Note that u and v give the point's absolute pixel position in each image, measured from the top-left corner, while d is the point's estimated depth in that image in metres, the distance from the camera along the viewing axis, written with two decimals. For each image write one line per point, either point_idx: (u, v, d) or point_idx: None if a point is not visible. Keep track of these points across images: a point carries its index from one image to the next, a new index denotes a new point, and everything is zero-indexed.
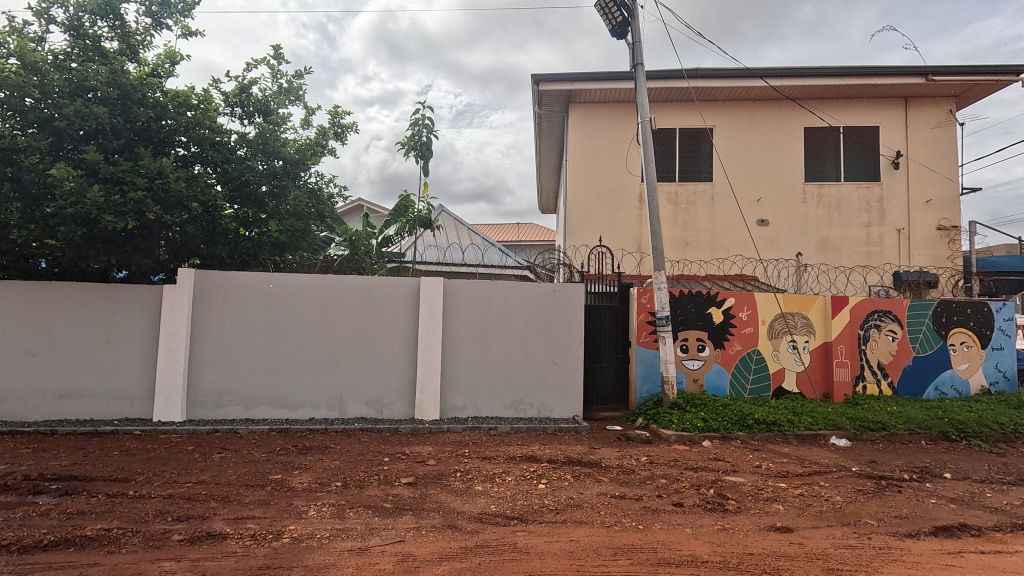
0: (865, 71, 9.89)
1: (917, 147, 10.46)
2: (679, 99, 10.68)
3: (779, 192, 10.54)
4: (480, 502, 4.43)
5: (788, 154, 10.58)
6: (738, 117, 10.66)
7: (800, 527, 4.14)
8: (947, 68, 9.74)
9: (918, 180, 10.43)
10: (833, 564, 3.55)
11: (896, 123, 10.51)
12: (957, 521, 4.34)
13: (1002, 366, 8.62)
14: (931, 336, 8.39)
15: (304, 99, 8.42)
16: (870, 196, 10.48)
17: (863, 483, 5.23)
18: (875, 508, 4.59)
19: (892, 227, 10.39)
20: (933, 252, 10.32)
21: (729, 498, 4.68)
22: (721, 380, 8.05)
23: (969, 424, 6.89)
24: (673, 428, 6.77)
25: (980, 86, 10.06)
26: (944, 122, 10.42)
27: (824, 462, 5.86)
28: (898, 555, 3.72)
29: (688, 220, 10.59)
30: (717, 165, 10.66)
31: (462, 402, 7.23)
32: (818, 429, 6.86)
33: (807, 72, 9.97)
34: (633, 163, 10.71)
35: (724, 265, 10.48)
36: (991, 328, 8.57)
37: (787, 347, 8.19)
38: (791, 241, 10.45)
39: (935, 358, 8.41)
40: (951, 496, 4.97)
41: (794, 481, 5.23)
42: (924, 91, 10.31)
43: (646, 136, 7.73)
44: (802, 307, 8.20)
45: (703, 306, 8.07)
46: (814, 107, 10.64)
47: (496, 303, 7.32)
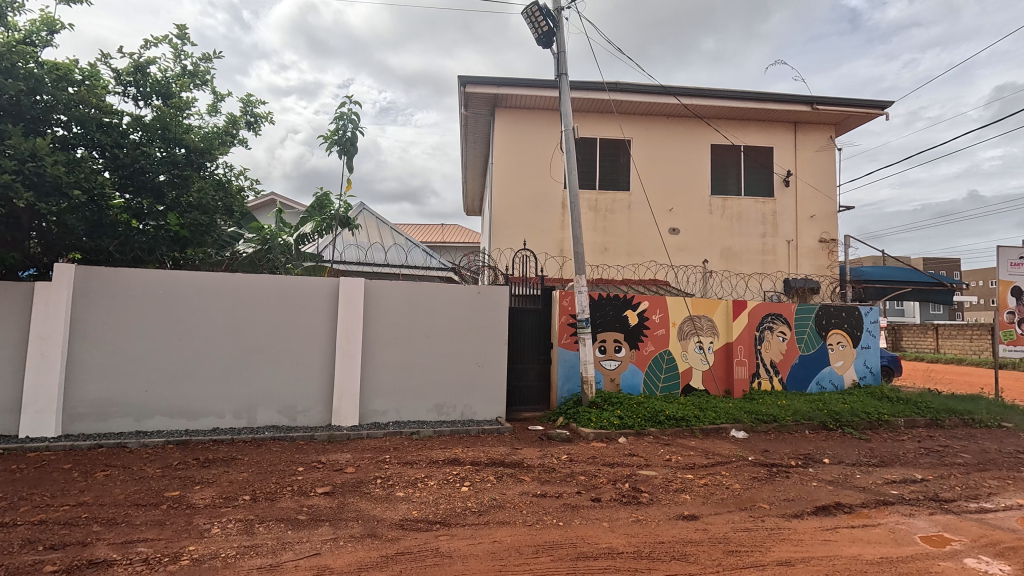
0: (761, 96, 10.90)
1: (804, 168, 11.69)
2: (600, 109, 11.14)
3: (688, 204, 11.33)
4: (402, 508, 4.33)
5: (696, 168, 11.40)
6: (653, 131, 11.34)
7: (704, 514, 4.47)
8: (829, 99, 10.99)
9: (805, 198, 11.66)
10: (732, 546, 3.87)
11: (787, 145, 11.69)
12: (833, 501, 4.90)
13: (869, 362, 9.86)
14: (814, 336, 9.41)
15: (213, 83, 7.81)
16: (765, 211, 11.55)
17: (758, 471, 5.76)
18: (767, 493, 5.06)
19: (784, 239, 11.53)
20: (816, 262, 11.59)
21: (642, 491, 4.94)
22: (636, 379, 8.49)
23: (843, 414, 7.81)
24: (592, 426, 7.03)
25: (854, 117, 11.46)
26: (825, 148, 11.76)
27: (725, 453, 6.36)
28: (785, 534, 4.13)
29: (607, 226, 11.08)
30: (634, 175, 11.25)
31: (383, 407, 7.03)
32: (720, 423, 7.43)
33: (715, 93, 10.79)
34: (556, 170, 11.01)
35: (639, 270, 11.03)
36: (861, 329, 9.77)
37: (694, 347, 8.80)
38: (698, 249, 11.26)
39: (817, 357, 9.44)
40: (829, 478, 5.60)
41: (699, 472, 5.64)
42: (809, 118, 11.56)
43: (569, 144, 7.94)
44: (707, 310, 8.88)
45: (620, 309, 8.46)
46: (719, 126, 11.55)
47: (420, 305, 7.20)
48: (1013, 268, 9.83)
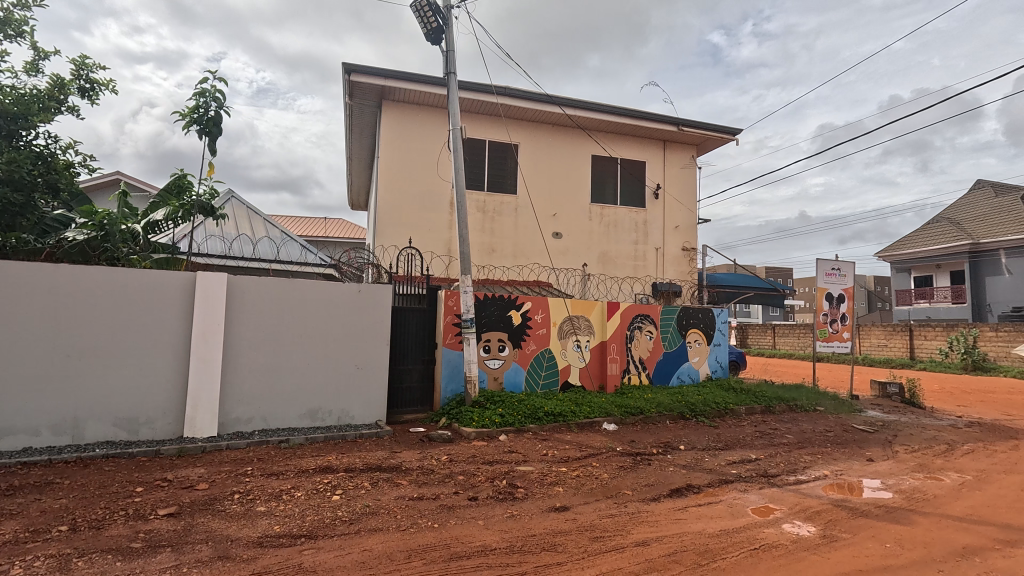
0: (636, 114, 11.84)
1: (670, 183, 12.91)
2: (489, 112, 11.28)
3: (570, 209, 11.92)
4: (262, 524, 3.99)
5: (578, 177, 12.03)
6: (539, 138, 11.76)
7: (574, 505, 4.72)
8: (692, 122, 12.27)
9: (671, 209, 12.86)
10: (597, 532, 4.13)
11: (657, 161, 12.82)
12: (685, 483, 5.46)
13: (719, 358, 11.14)
14: (675, 335, 10.43)
15: (32, 37, 6.56)
16: (638, 220, 12.55)
17: (624, 460, 6.22)
18: (631, 480, 5.49)
19: (653, 246, 12.62)
20: (679, 268, 12.86)
21: (518, 487, 5.08)
22: (518, 378, 8.73)
23: (698, 404, 8.74)
24: (473, 426, 7.07)
25: (711, 140, 12.91)
26: (688, 166, 13.10)
27: (596, 445, 6.78)
28: (644, 517, 4.51)
29: (494, 228, 11.25)
30: (521, 179, 11.57)
31: (247, 415, 6.41)
32: (594, 417, 7.90)
33: (596, 107, 11.49)
34: (444, 169, 10.93)
35: (523, 272, 11.38)
36: (714, 328, 11.01)
37: (572, 346, 9.27)
38: (578, 253, 11.90)
39: (678, 353, 10.46)
40: (683, 463, 6.23)
41: (573, 464, 5.94)
42: (676, 138, 12.80)
43: (456, 144, 7.92)
44: (584, 310, 9.40)
45: (504, 309, 8.63)
46: (600, 138, 12.32)
47: (292, 303, 6.70)
48: (827, 277, 11.75)
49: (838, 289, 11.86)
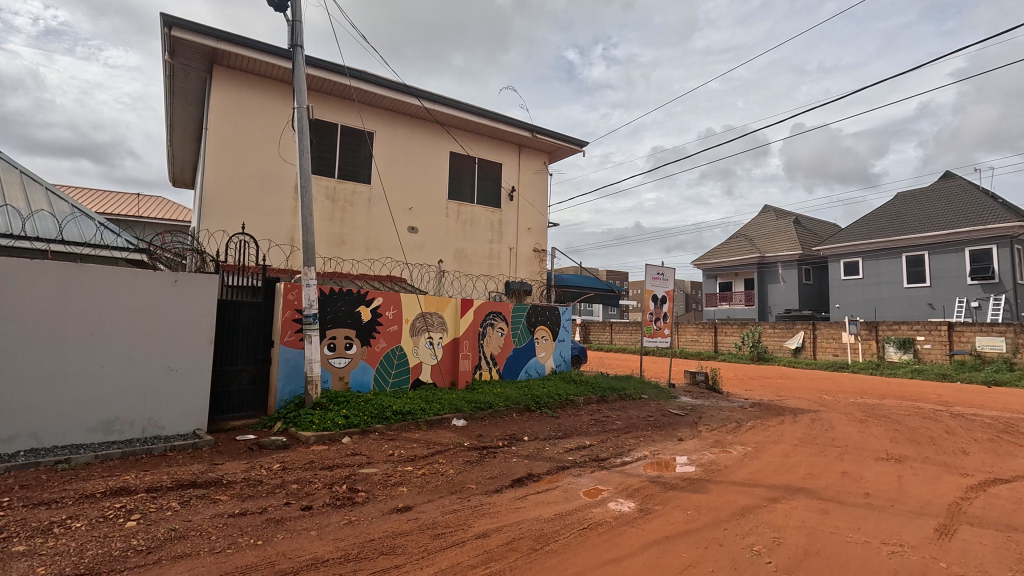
0: (494, 116, 12.14)
1: (524, 186, 13.50)
2: (342, 94, 10.60)
3: (427, 204, 11.76)
4: (20, 567, 3.19)
5: (435, 172, 11.92)
6: (396, 129, 11.40)
7: (417, 504, 4.64)
8: (545, 130, 12.99)
9: (525, 212, 13.45)
10: (438, 529, 4.10)
11: (513, 164, 13.30)
12: (527, 472, 5.72)
13: (563, 353, 11.95)
14: (525, 331, 10.92)
15: None
16: (493, 219, 12.87)
17: (470, 454, 6.31)
18: (476, 474, 5.59)
19: (507, 245, 13.06)
20: (530, 268, 13.50)
21: (359, 491, 4.83)
22: (366, 376, 8.34)
23: (542, 397, 9.26)
24: (313, 430, 6.55)
25: (562, 149, 13.82)
26: (540, 171, 13.83)
27: (444, 441, 6.77)
28: (486, 509, 4.61)
29: (345, 218, 10.61)
30: (375, 169, 11.08)
31: (8, 432, 5.10)
32: (444, 413, 7.88)
33: (455, 104, 11.51)
34: (288, 151, 10.01)
35: (374, 266, 10.93)
36: (559, 325, 11.77)
37: (424, 343, 9.14)
38: (434, 249, 11.80)
39: (526, 349, 10.97)
40: (526, 453, 6.53)
41: (419, 463, 5.85)
42: (530, 143, 13.43)
43: (301, 123, 7.27)
44: (438, 307, 9.34)
45: (352, 304, 8.18)
46: (458, 135, 12.36)
47: (80, 292, 5.52)
48: (654, 280, 13.33)
49: (661, 291, 13.53)
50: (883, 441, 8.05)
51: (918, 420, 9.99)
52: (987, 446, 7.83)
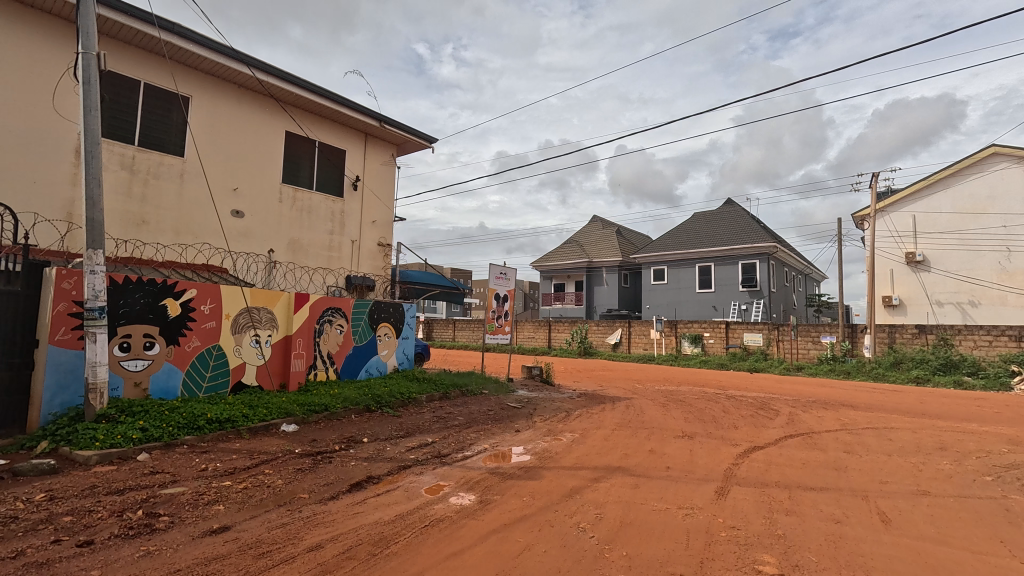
0: (338, 99, 11.40)
1: (370, 176, 12.91)
2: (147, 46, 8.92)
3: (256, 187, 10.52)
4: None
5: (267, 152, 10.73)
6: (220, 97, 9.99)
7: (238, 522, 4.12)
8: (393, 121, 12.62)
9: (369, 203, 12.85)
10: (263, 548, 3.70)
11: (358, 152, 12.63)
12: (366, 475, 5.48)
13: (406, 351, 11.71)
14: (366, 329, 10.46)
15: None
16: (334, 209, 12.05)
17: (302, 461, 5.81)
18: (308, 482, 5.17)
19: (348, 238, 12.34)
20: (373, 263, 12.96)
21: (161, 515, 4.11)
22: (173, 381, 7.15)
23: (384, 396, 8.95)
24: (96, 448, 5.38)
25: (410, 142, 13.58)
26: (387, 163, 13.38)
27: (271, 449, 6.12)
28: (320, 519, 4.29)
29: (147, 194, 8.94)
30: (190, 140, 9.55)
31: None
32: (271, 419, 7.12)
33: (293, 79, 10.52)
34: (67, 105, 8.09)
35: (186, 253, 9.40)
36: (403, 323, 11.52)
37: (249, 342, 8.16)
38: (263, 237, 10.60)
39: (367, 347, 10.50)
40: (365, 455, 6.25)
41: (239, 476, 5.19)
42: (377, 133, 12.91)
43: (89, 73, 5.93)
44: (266, 302, 8.42)
45: (155, 297, 6.94)
46: (296, 114, 11.30)
47: None
48: (497, 279, 13.86)
49: (503, 290, 14.12)
50: (679, 421, 9.54)
51: (703, 403, 12.06)
52: (749, 420, 9.80)
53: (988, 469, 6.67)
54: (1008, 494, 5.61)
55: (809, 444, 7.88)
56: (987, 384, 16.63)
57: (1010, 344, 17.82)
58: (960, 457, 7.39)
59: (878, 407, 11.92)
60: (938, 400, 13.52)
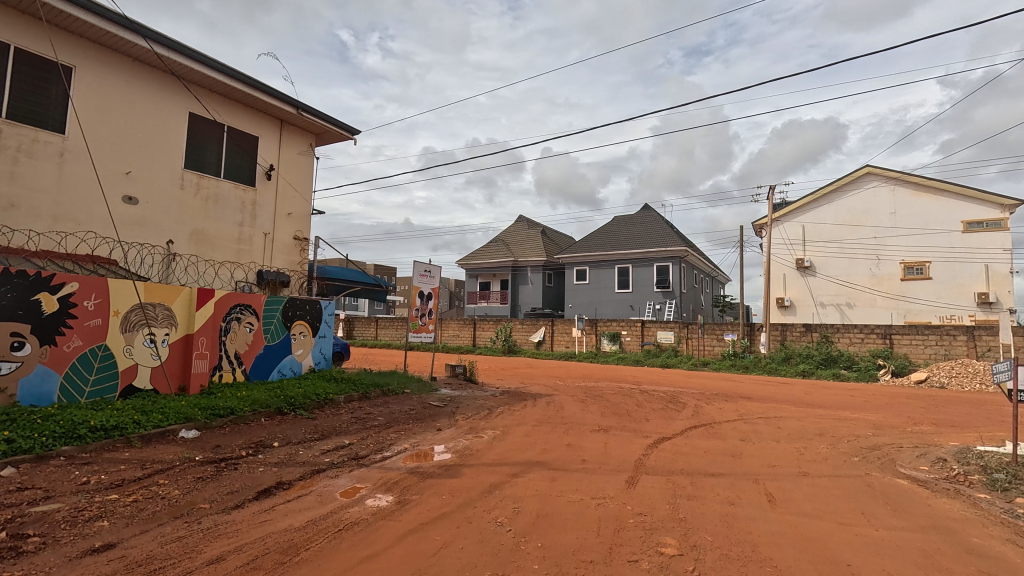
0: (251, 82, 10.70)
1: (285, 166, 12.22)
2: (20, 6, 7.85)
3: (153, 172, 9.61)
4: None
5: (168, 134, 9.84)
6: (110, 71, 9.01)
7: (125, 538, 3.77)
8: (312, 109, 12.07)
9: (284, 195, 12.17)
10: (155, 564, 3.41)
11: (273, 139, 11.91)
12: (276, 481, 5.22)
13: (324, 350, 11.21)
14: (279, 327, 9.90)
15: None
16: (245, 199, 11.28)
17: (203, 470, 5.40)
18: (210, 491, 4.82)
19: (260, 230, 11.60)
20: (288, 257, 12.28)
21: (30, 536, 3.66)
22: (47, 386, 6.39)
23: (297, 398, 8.53)
24: None
25: (331, 133, 13.05)
26: (305, 152, 12.75)
27: (167, 458, 5.63)
28: (222, 529, 4.03)
29: (17, 174, 7.87)
30: (73, 116, 8.53)
31: None
32: (167, 425, 6.54)
33: (200, 57, 9.72)
34: None
35: (67, 242, 8.38)
36: (320, 320, 11.02)
37: (142, 341, 7.46)
38: (161, 226, 9.70)
39: (279, 346, 9.95)
40: (275, 460, 5.93)
41: (128, 488, 4.74)
42: (294, 120, 12.27)
43: None
44: (164, 297, 7.73)
45: (26, 292, 6.19)
46: (202, 95, 10.45)
47: None
48: (421, 277, 13.67)
49: (427, 288, 13.95)
50: (597, 416, 9.96)
51: (620, 398, 12.67)
52: (660, 413, 10.44)
53: (856, 451, 7.61)
54: (871, 472, 6.44)
55: (711, 434, 8.54)
56: (859, 376, 18.91)
57: (878, 340, 20.22)
58: (835, 440, 8.35)
59: (771, 399, 13.16)
60: (819, 391, 15.18)
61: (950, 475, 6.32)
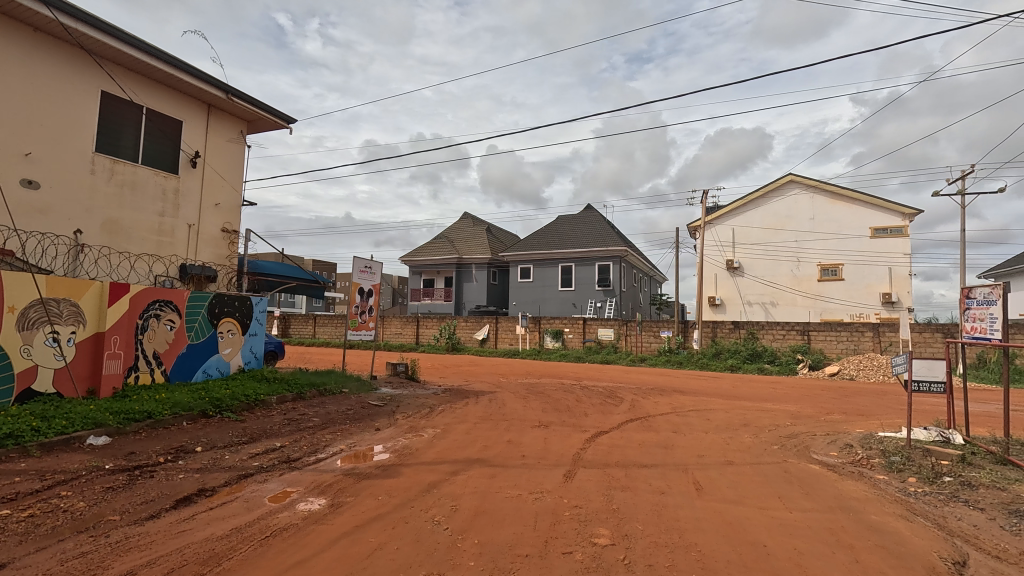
0: (174, 62, 9.96)
1: (213, 154, 11.49)
2: None
3: (57, 154, 8.75)
4: None
5: (76, 114, 8.98)
6: (6, 40, 8.10)
7: (18, 558, 3.41)
8: (243, 94, 11.43)
9: (211, 184, 11.44)
10: None
11: (198, 125, 11.15)
12: (197, 488, 4.90)
13: (254, 349, 10.65)
14: (204, 324, 9.31)
15: None
16: (166, 187, 10.49)
17: (113, 479, 4.98)
18: (121, 502, 4.46)
19: (184, 221, 10.84)
20: (216, 250, 11.56)
21: None
22: None
23: (224, 400, 8.05)
24: None
25: (264, 120, 12.41)
26: (235, 140, 12.04)
27: (71, 468, 5.15)
28: (133, 543, 3.73)
29: None
30: None
31: None
32: (73, 432, 5.98)
33: (115, 32, 8.94)
34: None
35: None
36: (250, 318, 10.47)
37: (44, 341, 6.78)
38: (67, 215, 8.86)
39: (205, 345, 9.35)
40: (197, 466, 5.57)
41: (23, 503, 4.29)
42: (223, 106, 11.56)
43: None
44: (69, 293, 7.07)
45: None
46: (117, 73, 9.61)
47: None
48: (361, 273, 13.27)
49: (367, 285, 13.57)
50: (538, 412, 10.09)
51: (560, 394, 12.91)
52: (598, 408, 10.72)
53: (776, 439, 8.16)
54: (788, 458, 6.93)
55: (646, 427, 8.88)
56: (780, 370, 20.33)
57: (797, 336, 21.75)
58: (758, 430, 8.93)
59: (702, 393, 13.86)
60: (745, 384, 16.15)
61: (855, 459, 6.92)
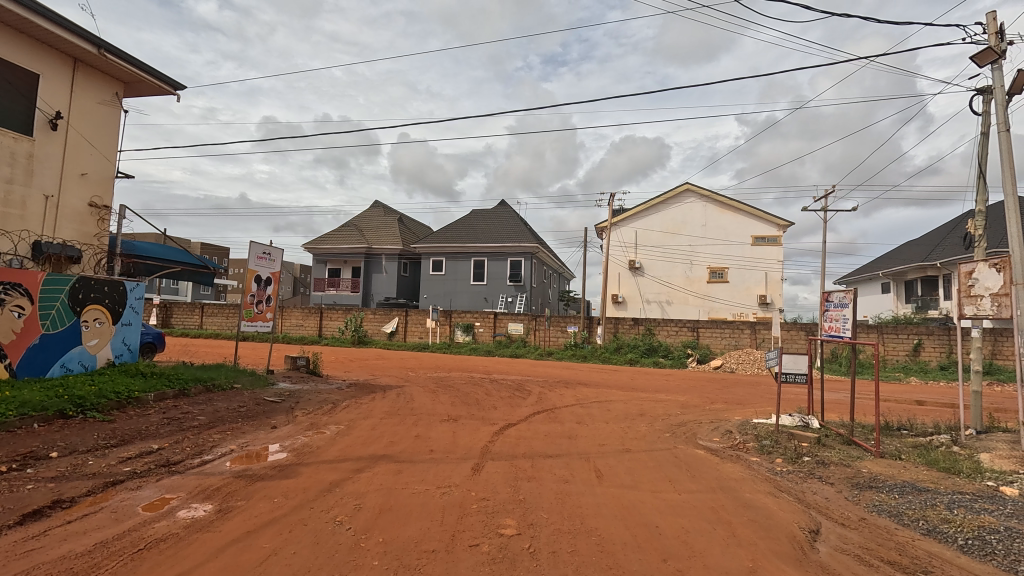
0: (32, 5, 8.51)
1: (78, 116, 9.98)
2: None
3: None
4: None
5: None
6: None
7: None
8: (120, 51, 10.06)
9: (76, 151, 9.95)
10: None
11: (61, 81, 9.63)
12: (50, 500, 4.25)
13: (128, 340, 9.41)
14: (64, 312, 8.10)
15: None
16: (16, 149, 8.94)
17: None
18: None
19: (39, 191, 9.31)
20: (80, 228, 10.07)
21: None
22: None
23: (88, 398, 7.08)
24: None
25: (145, 83, 11.02)
26: (108, 103, 10.55)
27: None
28: None
29: None
30: None
31: None
32: None
33: None
34: None
35: None
36: (123, 305, 9.25)
37: None
38: None
39: (64, 336, 8.15)
40: (52, 474, 4.84)
41: None
42: (94, 62, 10.09)
43: None
44: None
45: None
46: None
47: None
48: (258, 259, 12.29)
49: (265, 272, 12.59)
50: (446, 406, 10.02)
51: (469, 387, 12.95)
52: (506, 401, 10.89)
53: (668, 428, 8.84)
54: (678, 445, 7.54)
55: (552, 419, 9.19)
56: (673, 364, 22.04)
57: (688, 333, 23.68)
58: (652, 420, 9.60)
59: (603, 385, 14.61)
60: (642, 377, 17.27)
61: (734, 444, 7.69)
